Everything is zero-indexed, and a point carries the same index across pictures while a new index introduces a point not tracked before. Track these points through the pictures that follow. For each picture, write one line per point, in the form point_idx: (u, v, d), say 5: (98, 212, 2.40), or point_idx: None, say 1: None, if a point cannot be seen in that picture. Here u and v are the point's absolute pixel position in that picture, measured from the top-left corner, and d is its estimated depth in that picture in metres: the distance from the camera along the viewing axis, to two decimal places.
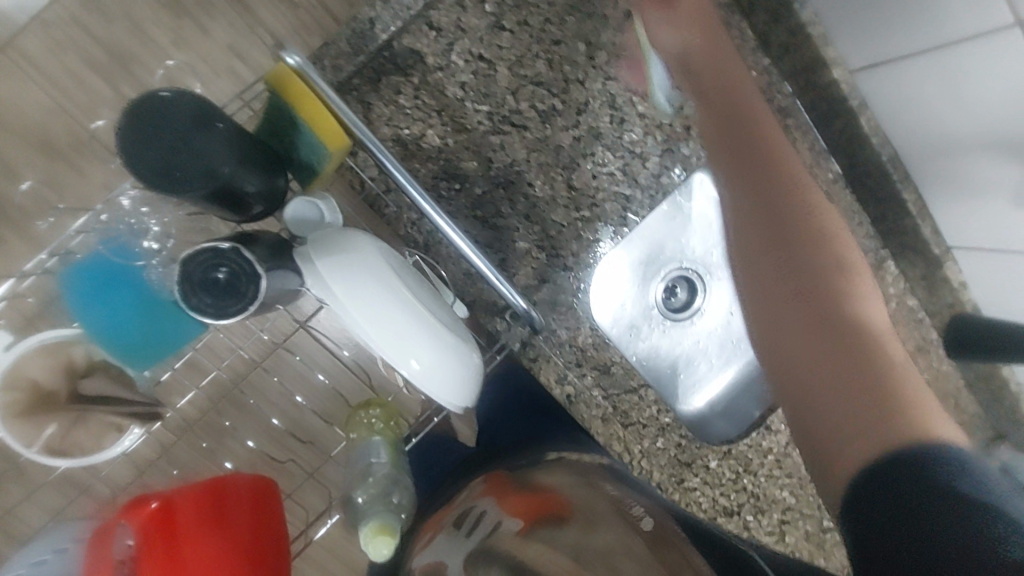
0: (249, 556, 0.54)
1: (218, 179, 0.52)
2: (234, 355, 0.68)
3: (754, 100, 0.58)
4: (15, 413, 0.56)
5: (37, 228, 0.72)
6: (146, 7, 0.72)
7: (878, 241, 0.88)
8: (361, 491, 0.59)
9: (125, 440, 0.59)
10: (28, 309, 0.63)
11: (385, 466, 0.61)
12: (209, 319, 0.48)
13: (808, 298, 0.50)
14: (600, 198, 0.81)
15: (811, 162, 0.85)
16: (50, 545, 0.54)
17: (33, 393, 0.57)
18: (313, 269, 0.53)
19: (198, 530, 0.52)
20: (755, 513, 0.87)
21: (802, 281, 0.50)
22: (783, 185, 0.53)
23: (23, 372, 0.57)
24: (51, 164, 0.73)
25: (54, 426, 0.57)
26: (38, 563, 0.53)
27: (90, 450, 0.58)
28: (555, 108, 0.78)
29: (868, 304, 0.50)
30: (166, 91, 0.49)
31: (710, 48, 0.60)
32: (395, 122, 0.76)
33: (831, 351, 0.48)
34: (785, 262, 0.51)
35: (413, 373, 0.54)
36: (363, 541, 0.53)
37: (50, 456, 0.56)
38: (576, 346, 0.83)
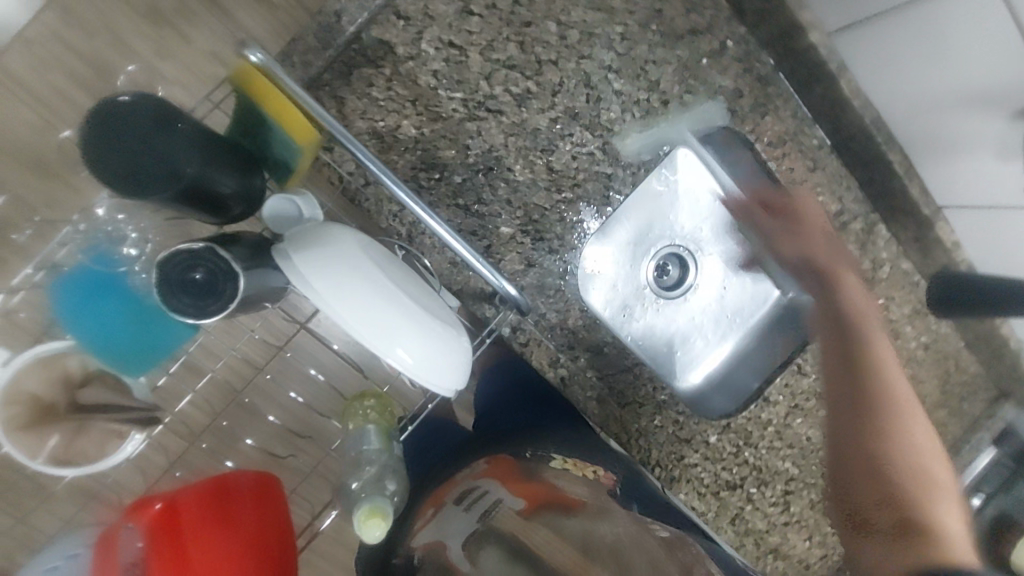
0: (261, 549, 0.53)
1: (184, 179, 0.52)
2: (228, 355, 0.68)
3: (860, 297, 0.73)
4: (17, 427, 0.55)
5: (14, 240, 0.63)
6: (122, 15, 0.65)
7: (866, 206, 0.87)
8: (355, 478, 0.59)
9: (127, 445, 0.59)
10: (22, 325, 0.62)
11: (378, 453, 0.61)
12: (190, 319, 0.48)
13: (872, 465, 0.67)
14: (581, 179, 0.80)
15: (794, 130, 0.85)
16: (63, 550, 0.52)
17: (33, 405, 0.56)
18: (293, 265, 0.52)
19: (205, 527, 0.51)
20: (757, 485, 0.87)
21: (870, 449, 0.67)
22: (867, 382, 0.69)
23: (20, 387, 0.56)
24: (45, 185, 0.65)
25: (57, 436, 0.56)
26: (50, 570, 0.51)
27: (95, 457, 0.57)
28: (530, 91, 0.78)
29: (941, 508, 0.64)
30: (124, 96, 0.50)
31: (807, 215, 0.75)
32: (370, 115, 0.75)
33: (889, 535, 0.65)
34: (878, 467, 0.67)
35: (402, 362, 0.54)
36: (354, 524, 0.53)
37: (58, 466, 0.55)
38: (567, 329, 0.83)
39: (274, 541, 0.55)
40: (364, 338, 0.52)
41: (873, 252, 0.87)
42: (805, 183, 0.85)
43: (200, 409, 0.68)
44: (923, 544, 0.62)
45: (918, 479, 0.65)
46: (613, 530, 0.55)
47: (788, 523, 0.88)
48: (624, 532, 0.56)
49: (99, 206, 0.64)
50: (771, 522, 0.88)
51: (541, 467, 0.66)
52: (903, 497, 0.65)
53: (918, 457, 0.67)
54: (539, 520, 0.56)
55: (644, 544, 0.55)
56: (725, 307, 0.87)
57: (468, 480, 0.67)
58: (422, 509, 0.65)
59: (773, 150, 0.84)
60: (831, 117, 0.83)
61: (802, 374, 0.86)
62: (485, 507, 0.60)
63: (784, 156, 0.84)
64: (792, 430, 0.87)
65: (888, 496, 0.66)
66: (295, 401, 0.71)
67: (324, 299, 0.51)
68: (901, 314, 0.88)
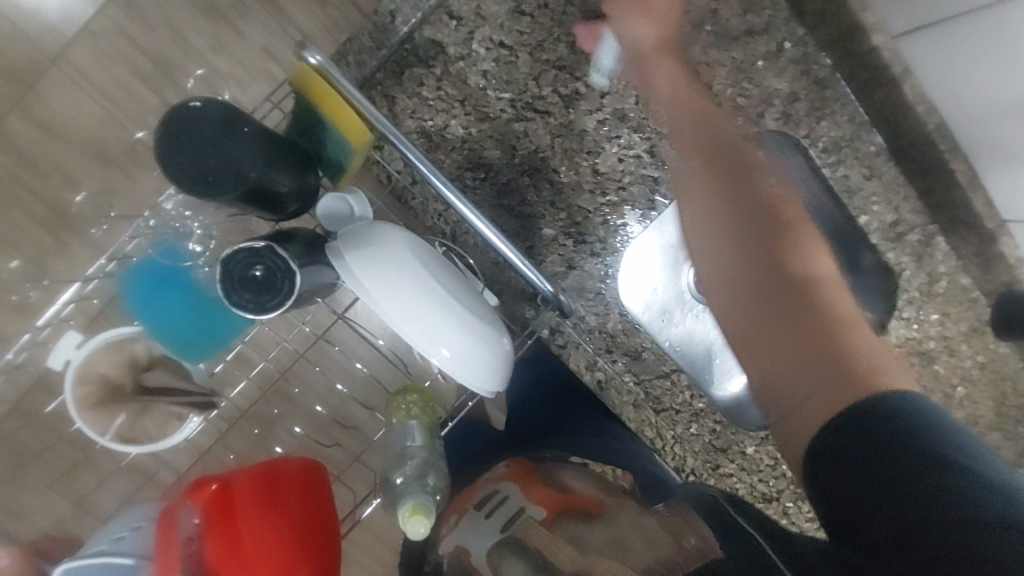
0: (310, 536, 0.54)
1: (248, 181, 0.52)
2: (278, 347, 0.71)
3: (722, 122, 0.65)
4: (87, 406, 0.55)
5: (93, 235, 0.74)
6: (188, 16, 0.79)
7: (926, 216, 0.82)
8: (399, 473, 0.59)
9: (188, 426, 0.58)
10: (93, 311, 0.65)
11: (422, 450, 0.61)
12: (250, 312, 0.49)
13: (771, 266, 0.54)
14: (627, 181, 0.80)
15: (849, 136, 0.81)
16: (126, 523, 0.53)
17: (104, 384, 0.56)
18: (343, 263, 0.53)
19: (260, 510, 0.52)
20: (795, 500, 0.85)
21: (772, 270, 0.54)
22: (759, 219, 0.57)
23: (92, 368, 0.56)
24: (109, 173, 0.76)
25: (124, 414, 0.56)
26: (117, 540, 0.51)
27: (157, 436, 0.57)
28: (578, 92, 0.77)
29: (813, 265, 0.54)
30: (196, 101, 0.51)
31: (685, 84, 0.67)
32: (419, 114, 0.76)
33: (816, 351, 0.48)
34: (750, 246, 0.56)
35: (444, 362, 0.55)
36: (399, 520, 0.53)
37: (123, 443, 0.55)
38: (606, 332, 0.82)
39: (317, 529, 0.56)
40: (404, 334, 0.53)
41: (930, 266, 0.83)
42: (860, 192, 0.82)
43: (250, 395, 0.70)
44: (847, 355, 0.48)
45: (803, 274, 0.53)
46: (623, 526, 0.56)
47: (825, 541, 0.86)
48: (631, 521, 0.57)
49: (166, 201, 0.64)
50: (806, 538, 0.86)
51: (560, 472, 0.68)
52: (820, 326, 0.50)
53: (831, 279, 0.54)
54: (561, 529, 0.56)
55: (645, 527, 0.55)
56: None
57: (488, 484, 0.67)
58: (447, 513, 0.67)
59: (828, 156, 0.82)
60: (890, 122, 0.79)
61: None
62: (509, 512, 0.60)
63: (839, 163, 0.82)
64: None
65: (771, 306, 0.52)
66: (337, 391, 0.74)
67: (371, 293, 0.52)
68: (958, 331, 0.83)
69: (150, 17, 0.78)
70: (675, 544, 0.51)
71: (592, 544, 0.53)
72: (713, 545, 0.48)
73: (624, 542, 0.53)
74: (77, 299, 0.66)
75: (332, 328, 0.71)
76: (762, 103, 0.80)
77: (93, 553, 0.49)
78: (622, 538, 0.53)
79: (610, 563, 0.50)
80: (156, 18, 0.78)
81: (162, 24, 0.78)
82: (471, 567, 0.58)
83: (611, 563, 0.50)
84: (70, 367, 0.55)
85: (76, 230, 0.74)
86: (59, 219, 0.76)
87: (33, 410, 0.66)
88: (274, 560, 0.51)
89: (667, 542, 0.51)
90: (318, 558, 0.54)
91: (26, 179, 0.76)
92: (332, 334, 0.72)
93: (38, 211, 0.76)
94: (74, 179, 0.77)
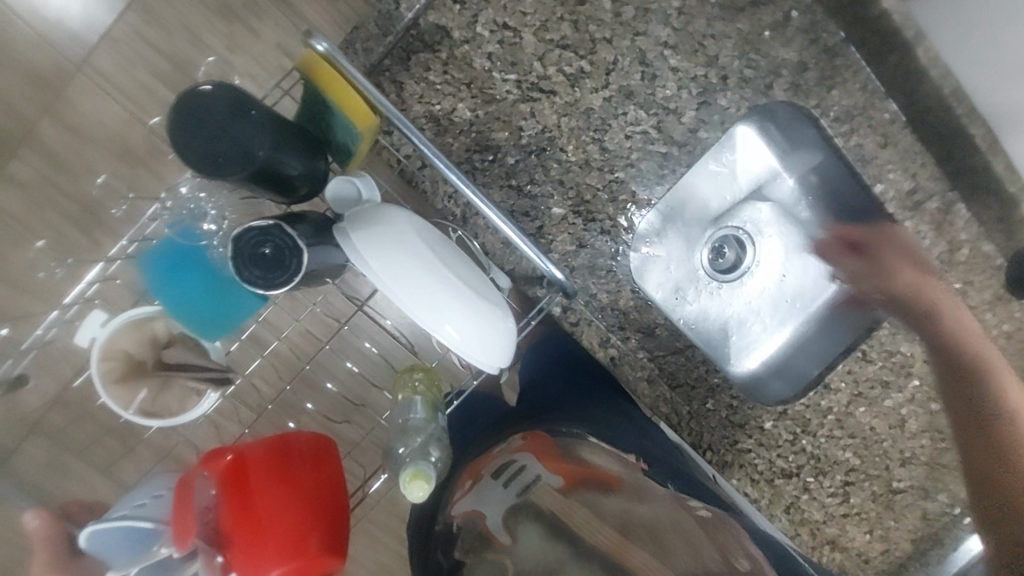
0: (322, 506, 0.55)
1: (255, 161, 0.54)
2: (292, 327, 0.74)
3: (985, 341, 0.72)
4: (111, 382, 0.57)
5: (112, 215, 0.79)
6: (202, 17, 0.82)
7: (945, 183, 0.80)
8: (402, 443, 0.60)
9: (206, 402, 0.60)
10: (116, 291, 0.68)
11: (424, 422, 0.62)
12: (259, 289, 0.51)
13: (989, 415, 0.63)
14: (634, 158, 0.80)
15: (862, 104, 0.80)
16: (147, 491, 0.55)
17: (127, 361, 0.58)
18: (349, 242, 0.55)
19: (273, 482, 0.54)
20: (815, 475, 0.85)
21: (980, 414, 0.63)
22: (988, 375, 0.66)
23: (115, 346, 0.58)
24: (128, 167, 0.81)
25: (146, 390, 0.58)
26: (139, 506, 0.54)
27: (177, 412, 0.59)
28: (583, 70, 0.78)
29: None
30: (206, 86, 0.53)
31: (919, 279, 0.78)
32: (427, 99, 0.77)
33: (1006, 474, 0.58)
34: (957, 391, 0.68)
35: (448, 337, 0.56)
36: (400, 485, 0.55)
37: (145, 418, 0.57)
38: (619, 309, 0.83)
39: (331, 499, 0.56)
40: (414, 317, 0.55)
41: (950, 234, 0.81)
42: (874, 160, 0.80)
43: (268, 375, 0.73)
44: None
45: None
46: (651, 513, 0.56)
47: (847, 515, 0.85)
48: (664, 515, 0.56)
49: (185, 185, 0.67)
50: (828, 513, 0.85)
51: (578, 447, 0.67)
52: None
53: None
54: (577, 496, 0.56)
55: (685, 528, 0.55)
56: (784, 291, 0.88)
57: (506, 454, 0.68)
58: (462, 479, 0.69)
59: (841, 125, 0.80)
60: (903, 88, 0.77)
61: (868, 362, 0.83)
62: (525, 481, 0.61)
63: (852, 132, 0.80)
64: (853, 420, 0.84)
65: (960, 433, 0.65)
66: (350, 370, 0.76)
67: (383, 280, 0.54)
68: (980, 300, 0.82)
69: (165, 16, 0.81)
70: (720, 555, 0.52)
71: (613, 517, 0.53)
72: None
73: (661, 537, 0.52)
74: (100, 279, 0.68)
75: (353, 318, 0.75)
76: (771, 74, 0.79)
77: (118, 516, 0.52)
78: (655, 528, 0.53)
79: (644, 555, 0.49)
80: (171, 19, 0.81)
81: (176, 22, 0.81)
82: (483, 530, 0.59)
83: (645, 554, 0.49)
84: (96, 343, 0.57)
85: (100, 214, 0.79)
86: (83, 208, 0.79)
87: (61, 387, 0.69)
88: (287, 527, 0.52)
89: (713, 552, 0.52)
90: (332, 528, 0.55)
91: (51, 173, 0.80)
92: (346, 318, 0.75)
93: (63, 201, 0.79)
94: (95, 171, 0.81)
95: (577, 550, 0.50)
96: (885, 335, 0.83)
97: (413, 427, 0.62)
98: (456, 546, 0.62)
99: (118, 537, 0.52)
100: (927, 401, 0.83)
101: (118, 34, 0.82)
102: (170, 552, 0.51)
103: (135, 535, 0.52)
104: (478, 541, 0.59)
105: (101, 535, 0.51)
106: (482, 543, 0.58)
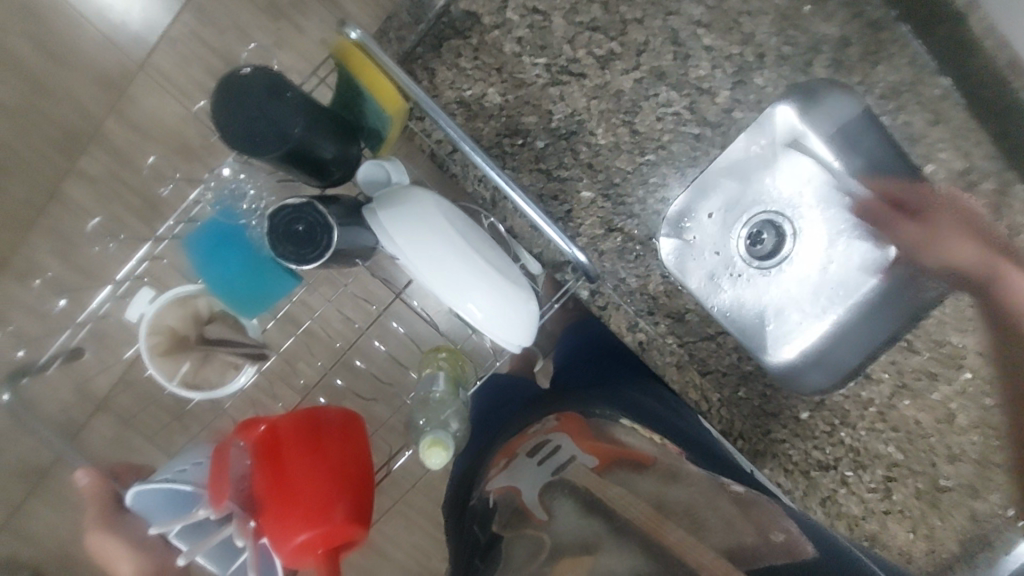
0: (349, 479, 0.57)
1: (291, 141, 0.56)
2: (325, 306, 0.77)
3: None
4: (158, 354, 0.61)
5: (160, 195, 0.86)
6: (254, 16, 0.87)
7: (999, 162, 0.74)
8: (422, 414, 0.62)
9: (243, 376, 0.63)
10: (162, 268, 0.72)
11: (448, 397, 0.64)
12: (292, 264, 0.54)
13: None
14: (666, 140, 0.78)
15: (911, 80, 0.75)
16: (189, 458, 0.58)
17: (171, 335, 0.62)
18: (380, 225, 0.57)
19: (301, 452, 0.56)
20: (854, 469, 0.81)
21: None
22: None
23: (161, 320, 0.62)
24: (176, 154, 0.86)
25: (188, 362, 0.61)
26: (180, 471, 0.57)
27: (217, 384, 0.63)
28: (614, 52, 0.76)
29: None
30: (247, 70, 0.54)
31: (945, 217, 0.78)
32: (458, 85, 0.77)
33: None
34: None
35: (475, 319, 0.58)
36: (419, 451, 0.57)
37: (186, 389, 0.61)
38: (648, 294, 0.82)
39: (356, 473, 0.58)
40: (441, 297, 0.57)
41: (1010, 217, 0.74)
42: (925, 138, 0.76)
43: (304, 355, 0.77)
44: None
45: None
46: (685, 493, 0.54)
47: (889, 512, 0.81)
48: (701, 495, 0.54)
49: (225, 167, 0.69)
50: (868, 509, 0.81)
51: (613, 428, 0.65)
52: None
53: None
54: (612, 476, 0.55)
55: (723, 510, 0.53)
56: (826, 280, 0.86)
57: (540, 434, 0.66)
58: (497, 458, 0.68)
59: (887, 102, 0.76)
60: (958, 63, 0.73)
61: (914, 352, 0.79)
62: (558, 462, 0.59)
63: (900, 109, 0.76)
64: (900, 414, 0.80)
65: None
66: (378, 350, 0.79)
67: (414, 264, 0.56)
68: None
69: (217, 15, 0.86)
70: (758, 533, 0.51)
71: (646, 493, 0.52)
72: (805, 549, 0.51)
73: (697, 516, 0.50)
74: (148, 259, 0.72)
75: (392, 305, 0.78)
76: (811, 51, 0.76)
77: (163, 479, 0.55)
78: (692, 509, 0.51)
79: (679, 530, 0.47)
80: (224, 20, 0.87)
81: (230, 21, 0.87)
82: (521, 506, 0.58)
83: (682, 529, 0.47)
84: (143, 319, 0.61)
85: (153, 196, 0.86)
86: (135, 192, 0.86)
87: (105, 361, 0.73)
88: (312, 496, 0.54)
89: (750, 530, 0.50)
90: (357, 498, 0.57)
91: (108, 162, 0.87)
92: (370, 294, 0.78)
93: (121, 187, 0.86)
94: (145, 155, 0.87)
95: (613, 525, 0.48)
96: (933, 324, 0.78)
97: (435, 401, 0.64)
98: (494, 521, 0.61)
99: (162, 498, 0.55)
100: (981, 395, 0.77)
101: (177, 34, 0.87)
102: (207, 515, 0.53)
103: (178, 496, 0.55)
104: (515, 516, 0.58)
105: (149, 493, 0.55)
106: (519, 519, 0.57)
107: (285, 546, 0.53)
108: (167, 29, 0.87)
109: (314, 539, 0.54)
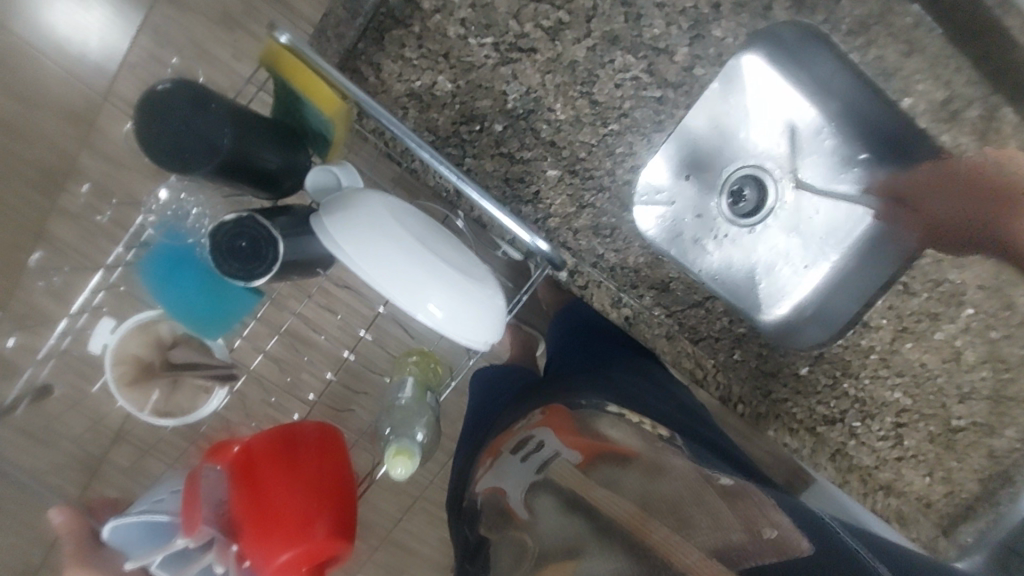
0: (328, 495, 0.57)
1: (221, 152, 0.55)
2: (290, 319, 0.78)
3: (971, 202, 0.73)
4: (126, 384, 0.61)
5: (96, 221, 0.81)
6: (206, 30, 0.86)
7: (983, 87, 0.67)
8: (388, 424, 0.66)
9: (215, 398, 0.65)
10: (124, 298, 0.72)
11: (413, 400, 0.69)
12: (240, 281, 0.53)
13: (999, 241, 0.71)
14: (628, 107, 0.74)
15: (878, 10, 0.68)
16: (165, 488, 0.59)
17: (137, 364, 0.62)
18: (328, 235, 0.55)
19: (279, 472, 0.56)
20: (861, 419, 0.79)
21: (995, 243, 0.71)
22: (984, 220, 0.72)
23: (125, 351, 0.61)
24: (110, 172, 0.83)
25: (158, 390, 0.62)
26: (158, 501, 0.57)
27: (188, 409, 0.64)
28: (562, 21, 0.71)
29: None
30: (162, 85, 0.53)
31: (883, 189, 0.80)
32: (406, 78, 0.73)
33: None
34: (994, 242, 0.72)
35: (432, 318, 0.56)
36: (384, 459, 0.59)
37: (159, 417, 0.62)
38: (630, 268, 0.80)
39: (334, 486, 0.59)
40: (397, 301, 0.55)
41: (998, 143, 0.69)
42: (899, 72, 0.69)
43: (273, 372, 0.77)
44: None
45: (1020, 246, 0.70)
46: (673, 487, 0.52)
47: (902, 459, 0.79)
48: (684, 486, 0.52)
49: (163, 188, 0.68)
50: (880, 458, 0.80)
51: (597, 422, 0.63)
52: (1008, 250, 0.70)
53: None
54: (596, 474, 0.54)
55: (707, 502, 0.49)
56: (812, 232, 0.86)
57: (523, 431, 0.65)
58: (484, 457, 0.68)
59: (854, 39, 0.69)
60: None
61: (911, 295, 0.75)
62: (542, 461, 0.59)
63: (869, 45, 0.68)
64: (901, 357, 0.77)
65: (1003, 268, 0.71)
66: (346, 358, 0.81)
67: (369, 271, 0.54)
68: None
69: (174, 33, 0.86)
70: (745, 528, 0.46)
71: (633, 493, 0.50)
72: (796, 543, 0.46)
73: (682, 512, 0.47)
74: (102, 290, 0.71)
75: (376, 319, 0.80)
76: None
77: (138, 512, 0.56)
78: (677, 504, 0.48)
79: (664, 529, 0.45)
80: (179, 36, 0.86)
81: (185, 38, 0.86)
82: (506, 508, 0.58)
83: (666, 527, 0.45)
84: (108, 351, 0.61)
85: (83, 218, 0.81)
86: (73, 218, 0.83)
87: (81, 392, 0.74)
88: (292, 512, 0.55)
89: (737, 526, 0.46)
90: (334, 512, 0.57)
91: None
92: (333, 304, 0.80)
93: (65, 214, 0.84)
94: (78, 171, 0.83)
95: (596, 524, 0.48)
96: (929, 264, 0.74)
97: (402, 407, 0.68)
98: (481, 523, 0.62)
99: (141, 531, 0.55)
100: (986, 330, 0.74)
101: (134, 59, 0.85)
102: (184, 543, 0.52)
103: (155, 528, 0.55)
104: (501, 518, 0.58)
105: (125, 528, 0.55)
106: (504, 521, 0.58)
107: (267, 568, 0.53)
108: (124, 55, 0.85)
109: (297, 558, 0.54)
